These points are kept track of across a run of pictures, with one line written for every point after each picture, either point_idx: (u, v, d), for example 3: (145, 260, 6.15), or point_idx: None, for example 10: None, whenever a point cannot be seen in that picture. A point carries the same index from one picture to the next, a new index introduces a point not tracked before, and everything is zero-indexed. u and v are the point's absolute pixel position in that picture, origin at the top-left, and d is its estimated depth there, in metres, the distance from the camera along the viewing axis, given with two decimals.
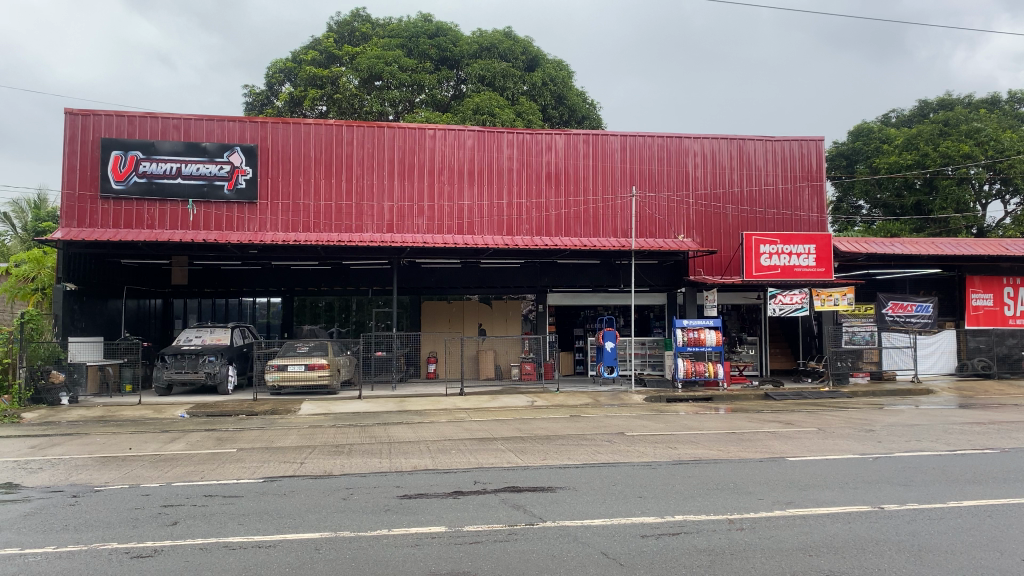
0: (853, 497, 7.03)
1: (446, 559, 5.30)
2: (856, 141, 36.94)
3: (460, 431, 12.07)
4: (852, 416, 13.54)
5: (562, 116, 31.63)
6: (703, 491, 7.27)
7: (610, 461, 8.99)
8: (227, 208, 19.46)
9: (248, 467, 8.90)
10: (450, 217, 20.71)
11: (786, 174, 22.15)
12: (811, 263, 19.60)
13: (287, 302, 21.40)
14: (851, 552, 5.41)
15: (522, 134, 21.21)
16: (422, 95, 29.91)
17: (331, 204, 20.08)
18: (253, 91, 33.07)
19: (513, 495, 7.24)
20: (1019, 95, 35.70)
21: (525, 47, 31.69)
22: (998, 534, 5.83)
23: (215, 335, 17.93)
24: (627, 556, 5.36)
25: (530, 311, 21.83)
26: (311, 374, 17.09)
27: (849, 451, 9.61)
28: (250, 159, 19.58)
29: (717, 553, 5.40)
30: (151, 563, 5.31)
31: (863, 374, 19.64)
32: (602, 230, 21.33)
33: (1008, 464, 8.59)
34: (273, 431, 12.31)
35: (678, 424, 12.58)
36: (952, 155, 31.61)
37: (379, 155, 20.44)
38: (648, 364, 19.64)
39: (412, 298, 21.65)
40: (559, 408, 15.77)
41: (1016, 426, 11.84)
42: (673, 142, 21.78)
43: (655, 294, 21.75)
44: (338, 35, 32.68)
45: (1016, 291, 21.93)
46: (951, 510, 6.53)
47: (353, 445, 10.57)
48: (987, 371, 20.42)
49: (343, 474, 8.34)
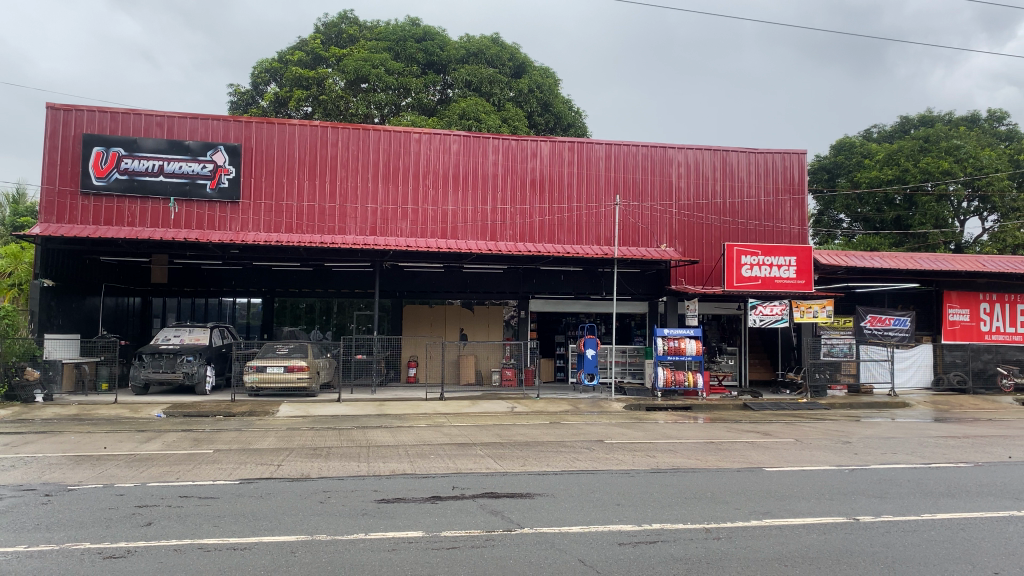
0: (828, 508, 7.08)
1: (423, 564, 5.29)
2: (838, 156, 37.27)
3: (439, 436, 12.07)
4: (828, 427, 13.66)
5: (548, 124, 31.68)
6: (679, 500, 7.30)
7: (589, 468, 9.00)
8: (208, 206, 19.36)
9: (225, 468, 8.84)
10: (434, 221, 20.63)
11: (768, 186, 22.29)
12: (791, 275, 19.69)
13: (268, 303, 21.30)
14: (826, 563, 5.45)
15: (507, 140, 21.21)
16: (408, 99, 30.10)
17: (315, 205, 20.02)
18: (239, 90, 32.87)
19: (491, 501, 7.22)
20: (998, 113, 36.29)
21: (512, 54, 31.67)
22: (972, 548, 5.87)
23: (194, 334, 17.67)
24: (604, 563, 5.38)
25: (512, 318, 21.97)
26: (289, 376, 17.02)
27: (825, 462, 9.69)
28: (233, 159, 19.48)
29: (694, 562, 5.41)
30: (125, 563, 5.26)
31: (841, 387, 19.85)
32: (585, 237, 21.38)
33: (982, 479, 8.68)
34: (251, 432, 12.24)
35: (657, 433, 12.62)
36: (932, 171, 31.90)
37: (364, 158, 20.38)
38: (627, 372, 20.05)
39: (394, 301, 21.58)
40: (539, 415, 15.75)
41: (992, 441, 11.95)
42: (658, 151, 21.86)
43: (637, 303, 21.82)
44: (325, 37, 32.68)
45: (991, 307, 22.04)
46: (925, 523, 6.59)
47: (331, 448, 10.54)
48: (962, 385, 20.71)
49: (321, 477, 8.32)
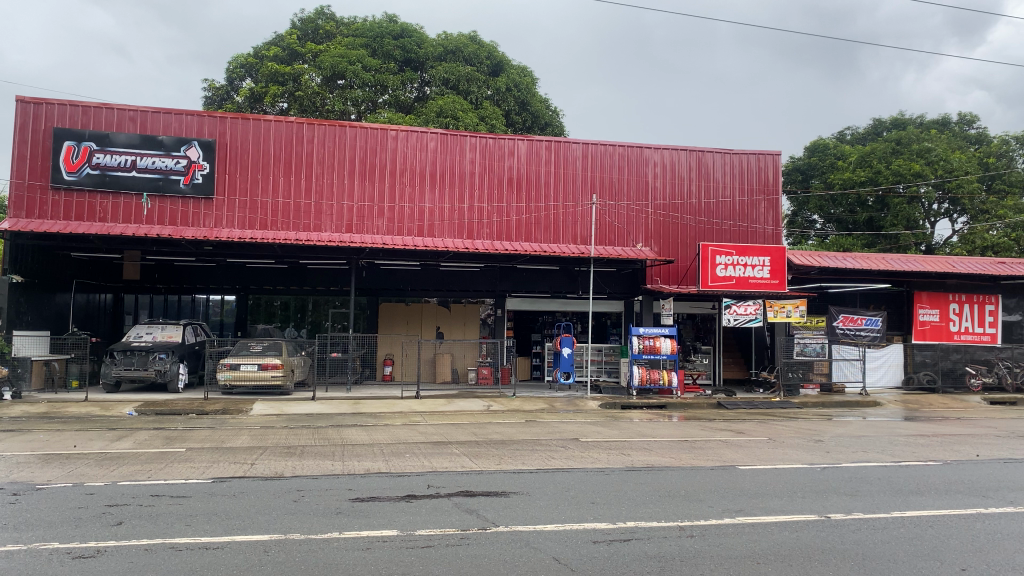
0: (800, 506, 7.15)
1: (397, 563, 5.27)
2: (811, 157, 37.65)
3: (414, 434, 12.04)
4: (801, 426, 13.80)
5: (525, 122, 31.68)
6: (653, 498, 7.33)
7: (564, 467, 9.03)
8: (182, 202, 19.16)
9: (198, 467, 8.75)
10: (410, 219, 20.57)
11: (743, 187, 22.47)
12: (765, 275, 19.87)
13: (242, 300, 21.09)
14: (797, 561, 5.49)
15: (485, 138, 21.20)
16: (384, 96, 29.87)
17: (290, 202, 19.87)
18: (213, 86, 32.55)
19: (466, 500, 7.21)
20: (968, 117, 36.86)
21: (490, 52, 31.66)
22: (940, 544, 5.96)
23: (167, 331, 17.54)
24: (579, 561, 5.39)
25: (489, 316, 21.86)
26: (263, 374, 16.90)
27: (798, 461, 9.78)
28: (208, 154, 19.29)
29: (667, 560, 5.44)
30: (95, 563, 5.20)
31: (813, 386, 20.12)
32: (562, 236, 21.43)
33: (950, 476, 8.82)
34: (224, 431, 12.12)
35: (632, 431, 12.69)
36: (904, 173, 32.32)
37: (340, 154, 20.25)
38: (603, 371, 19.96)
39: (370, 299, 21.48)
40: (515, 414, 15.77)
41: (960, 439, 12.14)
42: (634, 151, 21.96)
43: (613, 302, 21.91)
44: (301, 33, 32.47)
45: (960, 308, 22.43)
46: (895, 521, 6.67)
47: (305, 446, 10.46)
48: (932, 385, 21.02)
49: (295, 476, 8.27)
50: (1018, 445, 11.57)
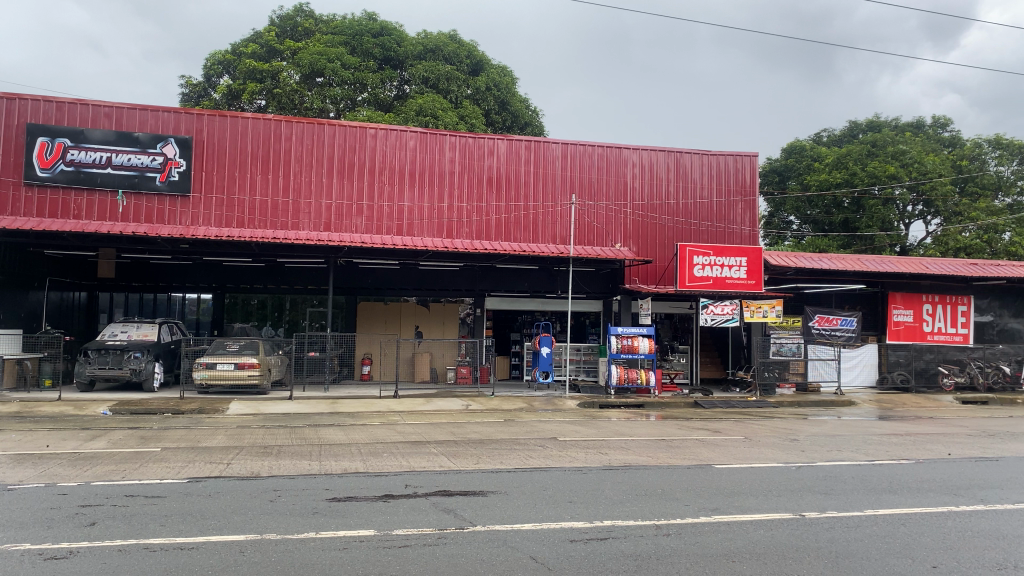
0: (775, 505, 7.21)
1: (374, 563, 5.26)
2: (788, 158, 37.97)
3: (392, 434, 12.00)
4: (776, 425, 13.92)
5: (504, 122, 31.71)
6: (630, 497, 7.38)
7: (542, 466, 9.05)
8: (158, 200, 18.99)
9: (173, 467, 8.69)
10: (389, 218, 20.51)
11: (721, 188, 22.61)
12: (742, 275, 19.92)
13: (218, 298, 20.97)
14: (772, 558, 5.55)
15: (464, 137, 21.18)
16: (364, 94, 29.84)
17: (267, 200, 19.75)
18: (190, 82, 32.28)
19: (444, 499, 7.20)
20: (942, 120, 37.36)
21: (470, 51, 31.63)
22: (912, 542, 6.05)
23: (142, 330, 17.41)
24: (556, 560, 5.41)
25: (467, 315, 22.04)
26: (240, 373, 16.78)
27: (773, 460, 9.86)
28: (184, 151, 19.13)
29: (643, 558, 5.48)
30: (67, 564, 5.15)
31: (789, 385, 20.28)
32: (541, 236, 21.46)
33: (923, 475, 8.94)
34: (200, 430, 12.01)
35: (610, 430, 12.73)
36: (879, 175, 32.71)
37: (318, 152, 20.14)
38: (582, 370, 20.16)
39: (348, 298, 21.39)
40: (493, 413, 15.78)
41: (933, 438, 12.31)
42: (613, 151, 22.03)
43: (592, 302, 21.98)
44: (280, 30, 32.27)
45: (933, 308, 22.71)
46: (868, 519, 6.76)
47: (282, 446, 10.39)
48: (906, 384, 21.31)
49: (271, 476, 8.23)
50: (989, 444, 11.74)
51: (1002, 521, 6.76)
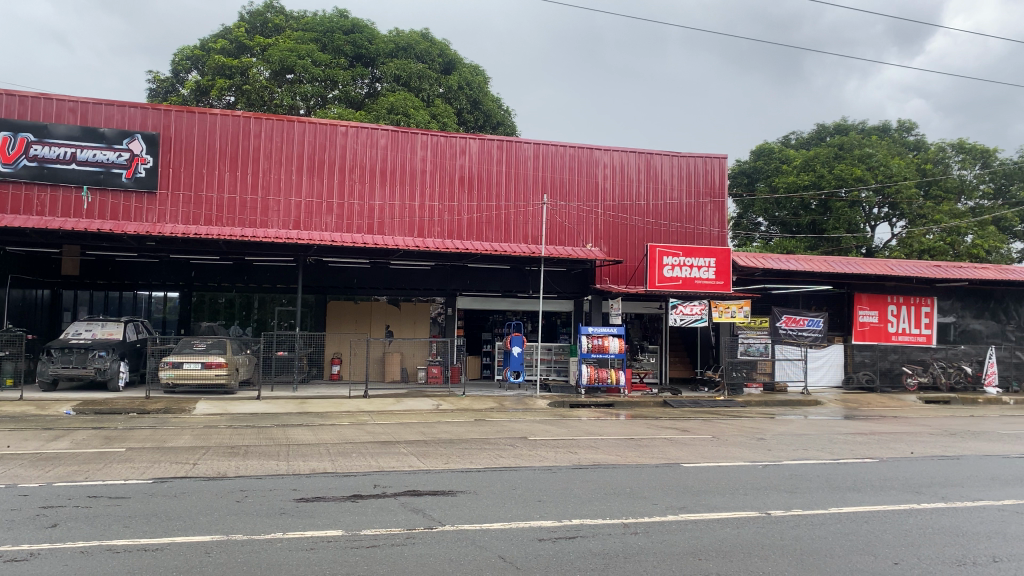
0: (741, 503, 7.29)
1: (342, 563, 5.24)
2: (757, 161, 38.32)
3: (361, 434, 11.93)
4: (744, 425, 14.06)
5: (477, 122, 31.73)
6: (599, 495, 7.42)
7: (512, 465, 9.05)
8: (124, 196, 18.72)
9: (138, 467, 8.57)
10: (359, 216, 20.39)
11: (691, 189, 22.79)
12: (710, 275, 20.20)
13: (185, 297, 20.71)
14: (738, 556, 5.61)
15: (436, 136, 21.13)
16: (334, 91, 29.62)
17: (236, 197, 19.54)
18: (158, 78, 31.85)
19: (413, 499, 7.18)
20: (907, 124, 37.96)
21: (442, 49, 31.53)
22: (874, 539, 6.15)
23: (107, 329, 17.15)
24: (524, 559, 5.42)
25: (439, 315, 21.90)
26: (207, 373, 16.61)
27: (740, 458, 9.96)
28: (151, 148, 18.88)
29: (611, 557, 5.51)
30: (26, 566, 5.07)
31: (756, 384, 20.54)
32: (512, 236, 21.47)
33: (886, 473, 9.10)
34: (166, 430, 11.85)
35: (579, 429, 12.79)
36: (846, 177, 33.19)
37: (288, 150, 19.98)
38: (553, 369, 19.88)
39: (318, 297, 21.23)
40: (464, 413, 15.75)
41: (896, 437, 12.51)
42: (585, 152, 22.11)
43: (563, 302, 22.04)
44: (249, 26, 31.87)
45: (898, 309, 23.08)
46: (833, 516, 6.86)
47: (249, 446, 10.29)
48: (871, 384, 21.63)
49: (238, 476, 8.15)
50: (950, 442, 11.98)
51: (962, 518, 6.90)
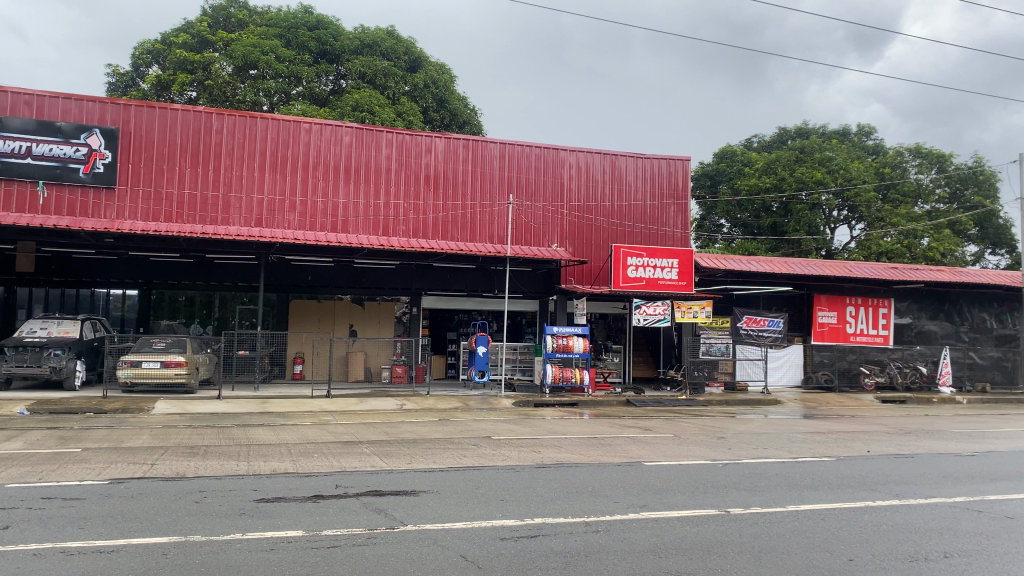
0: (701, 501, 7.37)
1: (302, 563, 5.20)
2: (720, 163, 38.69)
3: (323, 434, 11.83)
4: (705, 423, 14.21)
5: (443, 120, 31.70)
6: (561, 494, 7.46)
7: (475, 465, 9.05)
8: (81, 192, 18.38)
9: (94, 468, 8.42)
10: (323, 214, 20.23)
11: (655, 191, 22.98)
12: (674, 276, 20.35)
13: (145, 294, 20.39)
14: (696, 553, 5.68)
15: (401, 134, 21.05)
16: (299, 88, 29.34)
17: (197, 194, 19.28)
18: (117, 71, 31.27)
19: (375, 499, 7.15)
20: (866, 128, 38.64)
21: (408, 47, 31.36)
22: (830, 536, 6.26)
23: (63, 327, 16.82)
24: (485, 558, 5.43)
25: (403, 314, 21.79)
26: (166, 371, 16.47)
27: (701, 457, 10.07)
28: (109, 143, 18.55)
29: (572, 555, 5.54)
30: None
31: (717, 383, 20.78)
32: (477, 235, 21.46)
33: (842, 471, 9.26)
34: (123, 431, 11.65)
35: (543, 429, 12.83)
36: (806, 181, 33.82)
37: (250, 146, 19.75)
38: (517, 369, 20.16)
39: (280, 296, 21.03)
40: (427, 413, 15.70)
41: (853, 436, 12.73)
42: (550, 152, 22.18)
43: (528, 302, 22.10)
44: (212, 20, 31.43)
45: (856, 310, 23.49)
46: (790, 514, 6.97)
47: (209, 446, 10.16)
48: (829, 384, 21.98)
49: (197, 476, 8.05)
50: (905, 441, 12.23)
51: (914, 515, 7.06)
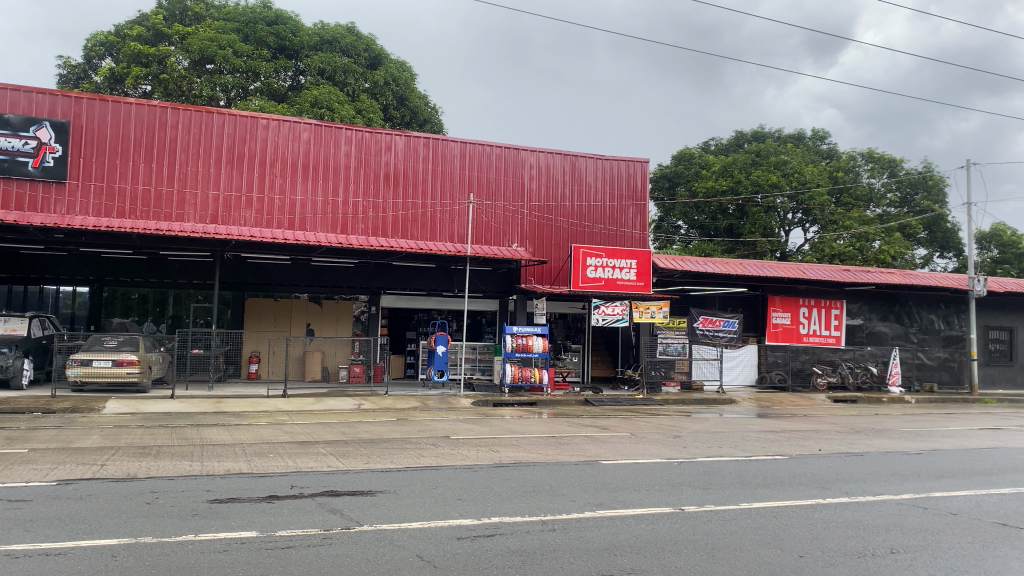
0: (656, 499, 7.46)
1: (255, 564, 5.15)
2: (678, 166, 39.08)
3: (279, 434, 11.70)
4: (662, 422, 14.37)
5: (403, 118, 31.56)
6: (518, 493, 7.48)
7: (432, 464, 9.03)
8: (30, 186, 17.94)
9: (41, 469, 8.23)
10: (280, 211, 20.01)
11: (614, 192, 23.15)
12: (632, 277, 20.45)
13: (96, 292, 19.93)
14: (651, 551, 5.74)
15: (361, 132, 20.90)
16: (256, 83, 28.91)
17: (151, 189, 18.94)
18: (68, 63, 30.55)
19: (331, 499, 7.10)
20: (820, 133, 39.37)
21: (368, 44, 31.14)
22: (781, 533, 6.38)
23: (9, 324, 16.29)
24: (442, 557, 5.43)
25: (361, 313, 21.66)
26: (119, 370, 16.19)
27: (657, 456, 10.18)
28: (60, 136, 18.13)
29: (528, 553, 5.57)
30: None
31: (674, 383, 20.93)
32: (436, 234, 21.40)
33: (794, 469, 9.44)
34: (72, 431, 11.39)
35: (501, 428, 12.84)
36: (762, 184, 34.36)
37: (206, 142, 19.45)
38: (477, 369, 20.18)
39: (235, 294, 20.74)
40: (385, 412, 15.61)
41: (805, 435, 12.96)
42: (510, 152, 22.21)
43: (488, 301, 22.14)
44: (168, 13, 30.88)
45: (809, 311, 23.91)
46: (743, 512, 7.08)
47: (161, 446, 10.00)
48: (783, 383, 22.31)
49: (149, 477, 7.91)
50: (855, 440, 12.49)
51: (863, 512, 7.23)
